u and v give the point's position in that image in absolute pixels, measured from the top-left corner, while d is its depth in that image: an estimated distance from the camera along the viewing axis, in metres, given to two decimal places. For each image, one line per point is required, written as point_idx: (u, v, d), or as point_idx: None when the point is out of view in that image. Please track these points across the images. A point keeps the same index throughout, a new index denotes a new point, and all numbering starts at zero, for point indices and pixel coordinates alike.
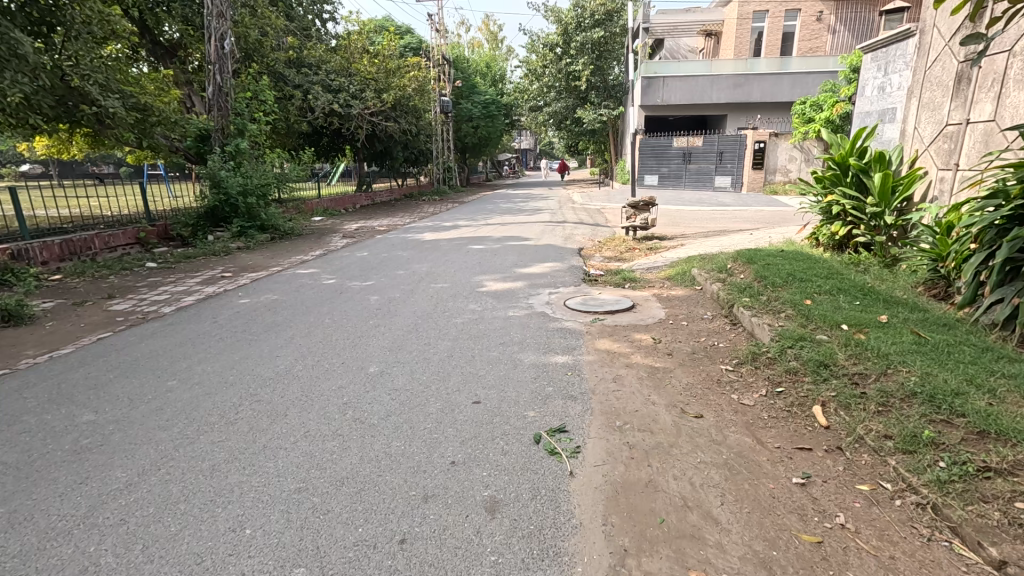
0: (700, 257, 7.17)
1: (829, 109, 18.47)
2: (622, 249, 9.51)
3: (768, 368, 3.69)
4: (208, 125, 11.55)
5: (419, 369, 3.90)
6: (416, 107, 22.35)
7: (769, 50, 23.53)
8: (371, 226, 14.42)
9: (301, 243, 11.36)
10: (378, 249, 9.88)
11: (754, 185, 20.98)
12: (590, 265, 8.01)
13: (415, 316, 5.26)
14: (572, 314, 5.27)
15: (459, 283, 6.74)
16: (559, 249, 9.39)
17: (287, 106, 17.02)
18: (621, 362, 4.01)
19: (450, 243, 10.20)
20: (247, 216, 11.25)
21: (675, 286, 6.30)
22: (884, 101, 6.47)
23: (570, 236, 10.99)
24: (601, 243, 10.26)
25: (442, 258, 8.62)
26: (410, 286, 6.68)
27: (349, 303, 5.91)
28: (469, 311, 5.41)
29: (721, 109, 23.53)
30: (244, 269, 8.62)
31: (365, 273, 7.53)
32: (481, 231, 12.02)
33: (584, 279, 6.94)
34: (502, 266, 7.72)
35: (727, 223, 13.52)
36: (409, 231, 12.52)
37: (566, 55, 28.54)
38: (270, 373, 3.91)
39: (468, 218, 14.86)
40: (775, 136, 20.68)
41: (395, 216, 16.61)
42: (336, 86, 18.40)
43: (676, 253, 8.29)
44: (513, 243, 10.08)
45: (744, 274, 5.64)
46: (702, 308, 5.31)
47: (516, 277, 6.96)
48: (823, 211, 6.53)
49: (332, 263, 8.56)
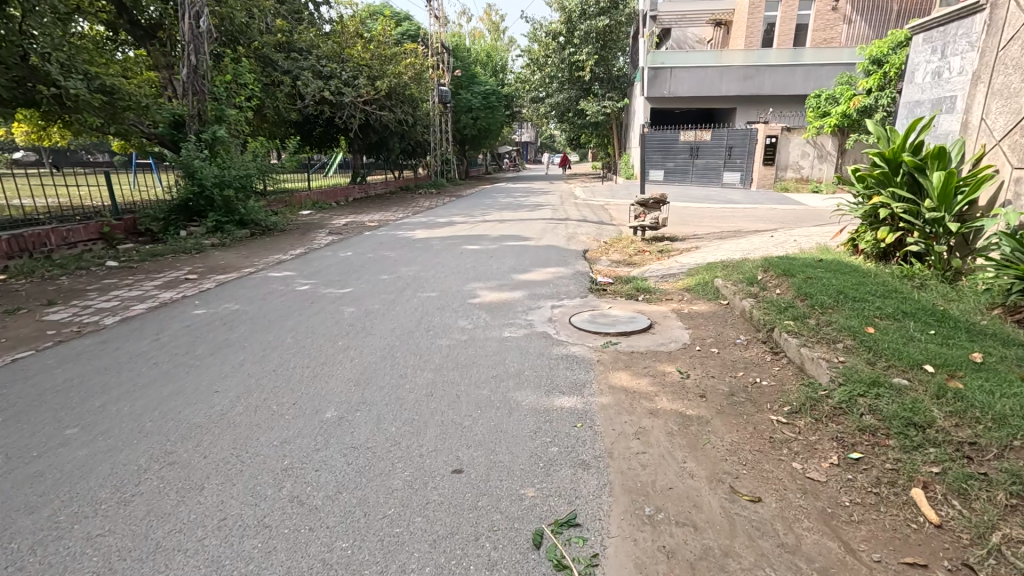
0: (722, 264, 6.35)
1: (845, 103, 17.67)
2: (630, 252, 8.67)
3: (834, 423, 2.88)
4: (183, 111, 10.61)
5: (390, 415, 3.09)
6: (412, 97, 21.41)
7: (781, 40, 22.55)
8: (361, 221, 13.54)
9: (283, 240, 10.51)
10: (364, 248, 9.04)
11: (764, 182, 20.10)
12: (596, 271, 7.17)
13: (393, 337, 4.42)
14: (578, 336, 4.43)
15: (449, 292, 5.91)
16: (562, 251, 8.55)
17: (275, 93, 16.08)
18: (644, 409, 3.19)
19: (443, 243, 9.36)
20: (223, 210, 10.40)
21: (696, 299, 5.47)
22: (940, 88, 5.62)
23: (573, 236, 10.14)
24: (607, 244, 9.42)
25: (432, 260, 7.77)
26: (392, 295, 5.84)
27: (318, 316, 5.08)
28: (457, 329, 4.59)
29: (730, 101, 22.61)
30: (213, 270, 7.79)
31: (344, 278, 6.70)
32: (477, 228, 11.17)
33: (590, 289, 6.09)
34: (498, 271, 6.88)
35: (741, 222, 12.64)
36: (400, 228, 11.67)
37: (569, 45, 27.53)
38: (200, 418, 3.07)
39: (464, 214, 14.03)
40: (788, 131, 19.78)
41: (387, 211, 15.75)
42: (328, 72, 17.46)
43: (693, 258, 7.46)
44: (511, 243, 9.25)
45: (780, 288, 4.81)
46: (732, 331, 4.47)
47: (514, 286, 6.11)
48: (867, 215, 5.68)
49: (310, 265, 7.72)
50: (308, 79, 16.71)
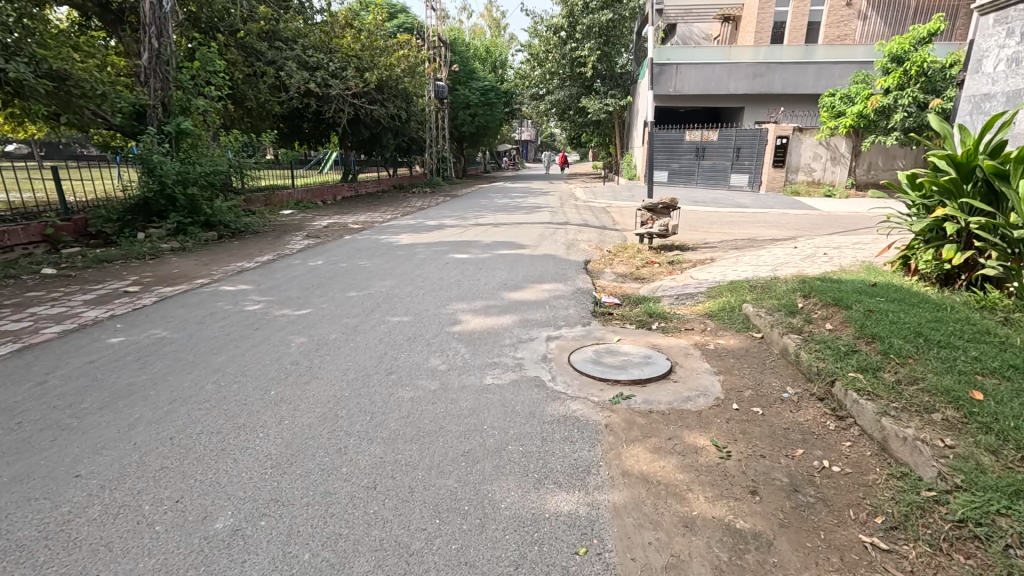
0: (749, 284, 5.43)
1: (860, 102, 16.69)
2: (637, 264, 7.74)
3: (966, 562, 1.92)
4: (144, 100, 9.61)
5: (306, 530, 2.12)
6: (406, 91, 20.42)
7: (792, 37, 21.60)
8: (344, 222, 12.57)
9: (253, 243, 9.54)
10: (339, 255, 8.08)
11: (773, 186, 19.20)
12: (598, 288, 6.23)
13: (341, 385, 3.44)
14: (580, 386, 3.43)
15: (423, 315, 4.93)
16: (560, 262, 7.59)
17: (257, 84, 15.09)
18: (675, 518, 2.22)
19: (427, 250, 8.39)
20: (186, 211, 9.41)
21: (721, 330, 4.53)
22: (1020, 78, 4.66)
23: (572, 243, 9.18)
24: (611, 253, 8.50)
25: (412, 271, 6.81)
26: (358, 317, 4.87)
27: (257, 349, 4.10)
28: (427, 373, 3.62)
29: (738, 100, 21.67)
30: (163, 280, 6.84)
31: (305, 293, 5.72)
32: (468, 233, 10.21)
33: (592, 314, 5.10)
34: (485, 288, 5.90)
35: (754, 229, 11.69)
36: (384, 231, 10.69)
37: (571, 40, 26.57)
38: (24, 533, 2.10)
39: (456, 216, 13.06)
40: (800, 131, 18.70)
41: (374, 211, 14.78)
42: (314, 63, 16.43)
43: (711, 273, 6.55)
44: (504, 251, 8.31)
45: (830, 322, 3.87)
46: (776, 380, 3.52)
47: (504, 308, 5.15)
48: (927, 229, 4.75)
49: (273, 276, 6.76)
50: (292, 70, 15.69)
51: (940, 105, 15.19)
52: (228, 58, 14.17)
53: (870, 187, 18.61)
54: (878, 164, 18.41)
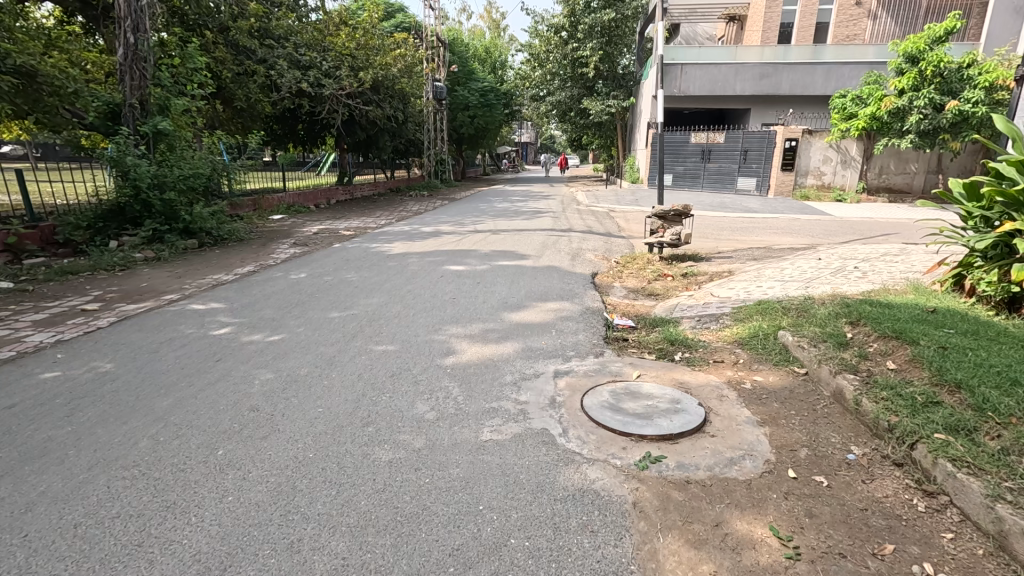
0: (781, 306, 4.83)
1: (873, 103, 16.13)
2: (649, 277, 7.14)
3: None
4: (119, 98, 8.98)
5: None
6: (402, 91, 19.85)
7: (800, 37, 21.06)
8: (336, 228, 11.96)
9: (236, 252, 8.93)
10: (327, 266, 7.47)
11: (782, 190, 18.53)
12: (608, 307, 5.58)
13: (306, 443, 2.80)
14: (597, 443, 2.81)
15: (411, 344, 4.30)
16: (564, 275, 6.96)
17: (246, 83, 14.51)
18: None
19: (421, 262, 7.76)
20: (162, 218, 8.77)
21: (755, 363, 3.92)
22: None
23: (577, 252, 8.55)
24: (619, 264, 7.88)
25: (402, 286, 6.20)
26: (338, 346, 4.26)
27: (214, 388, 3.47)
28: (411, 426, 2.99)
29: (744, 102, 21.11)
30: (130, 295, 6.24)
31: (280, 314, 5.09)
32: (467, 241, 9.61)
33: (605, 341, 4.47)
34: (483, 307, 5.28)
35: (768, 237, 11.10)
36: (376, 239, 10.06)
37: (572, 40, 26.04)
38: None
39: (453, 222, 12.43)
40: (809, 133, 18.10)
41: (369, 216, 14.17)
42: (307, 61, 15.80)
43: (732, 289, 5.94)
44: (504, 262, 7.71)
45: (893, 361, 3.26)
46: (835, 435, 2.90)
47: (504, 333, 4.53)
48: (991, 245, 4.15)
49: (250, 291, 6.14)
50: (283, 68, 15.08)
51: (957, 106, 14.61)
52: (216, 55, 13.58)
53: (881, 191, 18.02)
54: (890, 167, 17.82)
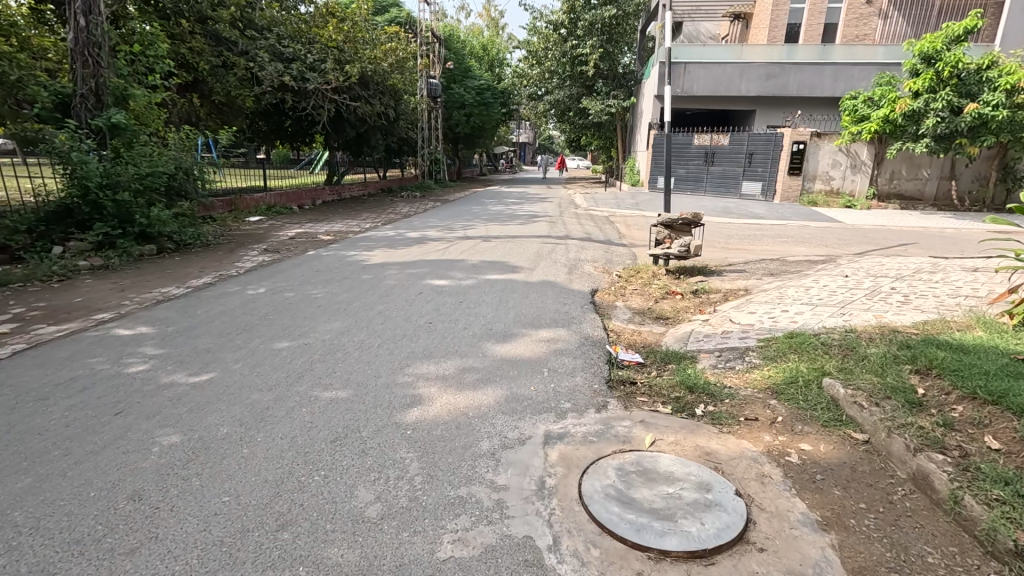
0: (820, 340, 4.04)
1: (886, 105, 15.33)
2: (655, 295, 6.36)
3: None
4: (69, 88, 8.10)
5: None
6: (394, 87, 19.01)
7: (808, 36, 20.31)
8: (315, 232, 11.11)
9: (197, 260, 8.08)
10: (292, 278, 6.62)
11: (788, 195, 17.82)
12: (610, 335, 4.77)
13: (187, 565, 1.96)
14: (601, 566, 2.00)
15: (368, 389, 3.46)
16: (560, 292, 6.14)
17: (225, 76, 13.73)
18: None
19: (400, 274, 6.93)
20: (115, 220, 7.94)
21: (797, 422, 3.10)
22: None
23: (574, 264, 7.73)
24: (621, 279, 7.10)
25: (372, 305, 5.37)
26: (274, 391, 3.40)
27: (96, 461, 2.62)
28: (343, 531, 2.16)
29: (749, 103, 20.36)
30: (58, 312, 5.39)
31: (217, 344, 4.24)
32: (454, 249, 8.79)
33: (608, 385, 3.65)
34: (462, 337, 4.45)
35: (780, 248, 10.33)
36: (356, 246, 9.21)
37: (572, 37, 25.26)
38: None
39: (441, 227, 11.59)
40: (818, 136, 17.33)
41: (354, 218, 13.33)
42: (290, 53, 14.90)
43: (753, 314, 5.15)
44: (494, 275, 6.89)
45: (994, 440, 2.51)
46: (932, 552, 2.09)
47: (485, 374, 3.70)
48: None
49: (195, 310, 5.28)
50: (264, 60, 14.16)
51: (976, 108, 13.86)
52: (192, 46, 12.79)
53: (892, 198, 17.31)
54: (901, 172, 17.12)
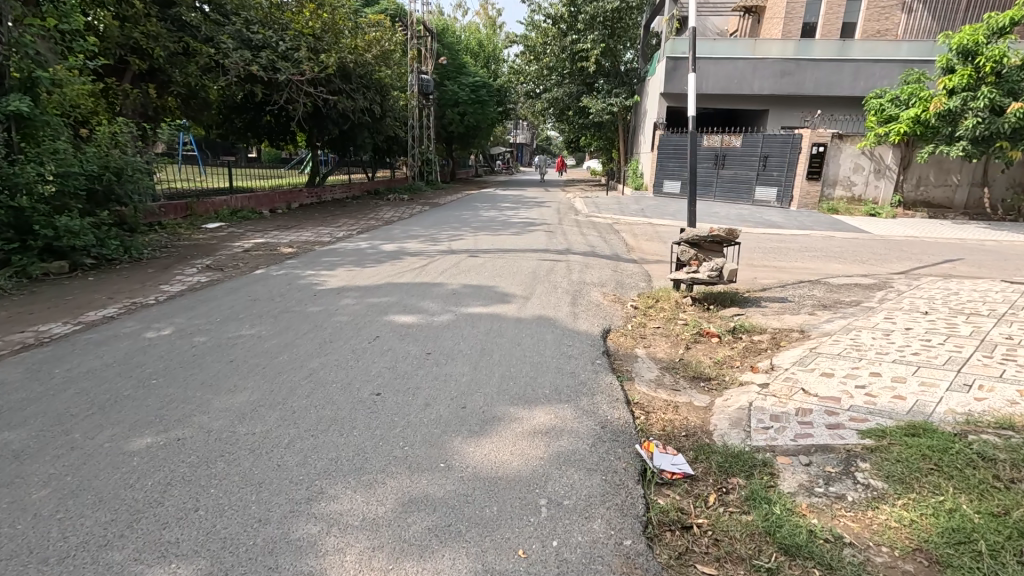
0: (970, 445, 2.62)
1: (917, 104, 14.00)
2: (684, 339, 4.94)
3: None
4: None
5: None
6: (380, 82, 17.50)
7: (826, 31, 18.96)
8: (277, 243, 9.63)
9: (117, 280, 6.61)
10: (217, 312, 5.12)
11: (807, 202, 16.42)
12: (638, 418, 3.32)
13: None
14: None
15: (235, 559, 2.00)
16: (562, 334, 4.68)
17: (185, 64, 12.29)
18: None
19: (359, 305, 5.45)
20: (12, 231, 6.53)
21: None
22: None
23: (579, 291, 6.29)
24: (639, 312, 5.68)
25: (305, 360, 3.91)
26: (66, 567, 1.94)
27: None
28: None
29: (762, 102, 19.00)
30: None
31: (37, 442, 2.75)
32: (433, 267, 7.33)
33: (647, 539, 2.20)
34: (420, 428, 2.97)
35: (815, 268, 8.92)
36: (317, 262, 7.75)
37: (572, 31, 23.75)
38: None
39: (425, 237, 10.13)
40: (839, 138, 15.97)
41: (328, 226, 11.86)
42: (258, 40, 13.41)
43: (830, 380, 3.70)
44: (479, 307, 5.44)
45: None
46: None
47: (442, 520, 2.24)
48: None
49: (53, 366, 3.78)
50: (228, 47, 12.68)
51: (1020, 108, 12.47)
52: (147, 29, 11.35)
53: (919, 206, 16.00)
54: (929, 178, 15.82)
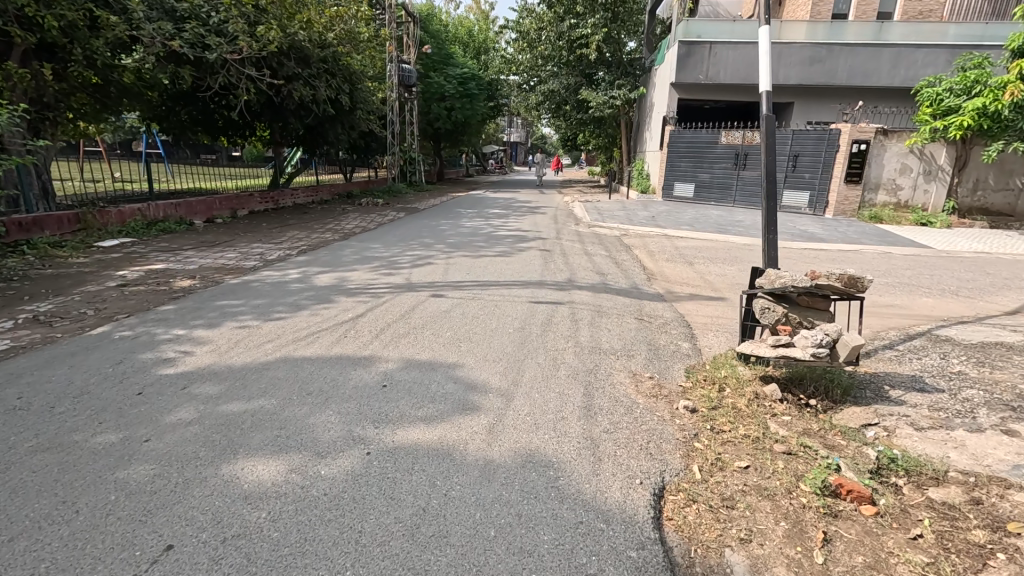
0: None
1: (983, 94, 11.62)
2: (811, 513, 2.51)
3: None
4: None
5: None
6: (348, 67, 15.04)
7: (859, 12, 16.59)
8: (180, 269, 7.18)
9: None
10: None
11: (843, 208, 14.16)
12: None
13: None
14: None
15: None
16: (572, 524, 2.24)
17: (89, 39, 9.61)
18: None
19: (203, 426, 2.96)
20: None
21: None
22: None
23: (596, 372, 3.87)
24: (707, 425, 3.28)
25: None
26: None
27: None
28: None
29: (786, 93, 16.69)
30: None
31: None
32: (371, 321, 4.85)
33: None
34: None
35: (905, 308, 6.61)
36: (205, 310, 5.27)
37: (570, 15, 21.28)
38: None
39: (381, 261, 7.70)
40: (884, 134, 13.63)
41: (266, 241, 9.41)
42: (181, 9, 10.88)
43: None
44: (423, 427, 2.98)
45: None
46: None
47: None
48: None
49: None
50: (141, 18, 10.08)
51: None
52: None
53: (974, 213, 13.76)
54: (988, 181, 13.56)
